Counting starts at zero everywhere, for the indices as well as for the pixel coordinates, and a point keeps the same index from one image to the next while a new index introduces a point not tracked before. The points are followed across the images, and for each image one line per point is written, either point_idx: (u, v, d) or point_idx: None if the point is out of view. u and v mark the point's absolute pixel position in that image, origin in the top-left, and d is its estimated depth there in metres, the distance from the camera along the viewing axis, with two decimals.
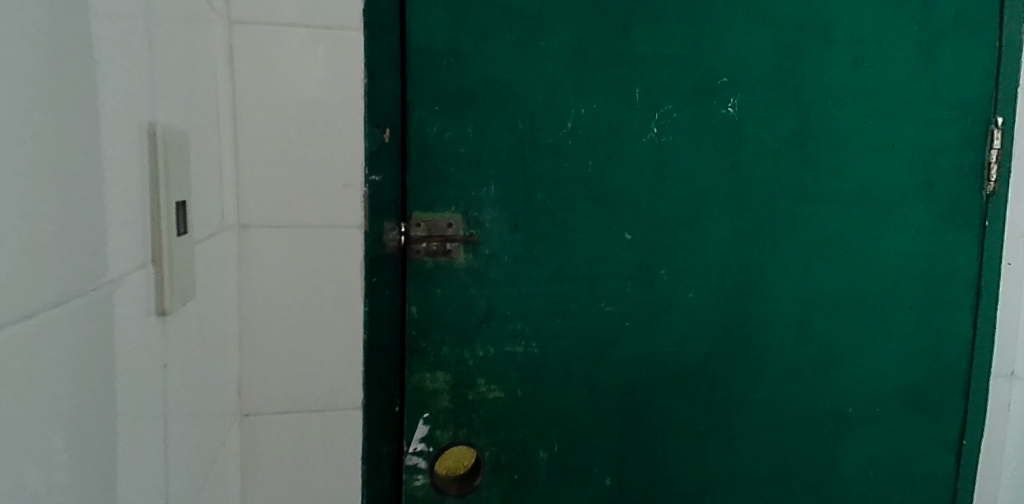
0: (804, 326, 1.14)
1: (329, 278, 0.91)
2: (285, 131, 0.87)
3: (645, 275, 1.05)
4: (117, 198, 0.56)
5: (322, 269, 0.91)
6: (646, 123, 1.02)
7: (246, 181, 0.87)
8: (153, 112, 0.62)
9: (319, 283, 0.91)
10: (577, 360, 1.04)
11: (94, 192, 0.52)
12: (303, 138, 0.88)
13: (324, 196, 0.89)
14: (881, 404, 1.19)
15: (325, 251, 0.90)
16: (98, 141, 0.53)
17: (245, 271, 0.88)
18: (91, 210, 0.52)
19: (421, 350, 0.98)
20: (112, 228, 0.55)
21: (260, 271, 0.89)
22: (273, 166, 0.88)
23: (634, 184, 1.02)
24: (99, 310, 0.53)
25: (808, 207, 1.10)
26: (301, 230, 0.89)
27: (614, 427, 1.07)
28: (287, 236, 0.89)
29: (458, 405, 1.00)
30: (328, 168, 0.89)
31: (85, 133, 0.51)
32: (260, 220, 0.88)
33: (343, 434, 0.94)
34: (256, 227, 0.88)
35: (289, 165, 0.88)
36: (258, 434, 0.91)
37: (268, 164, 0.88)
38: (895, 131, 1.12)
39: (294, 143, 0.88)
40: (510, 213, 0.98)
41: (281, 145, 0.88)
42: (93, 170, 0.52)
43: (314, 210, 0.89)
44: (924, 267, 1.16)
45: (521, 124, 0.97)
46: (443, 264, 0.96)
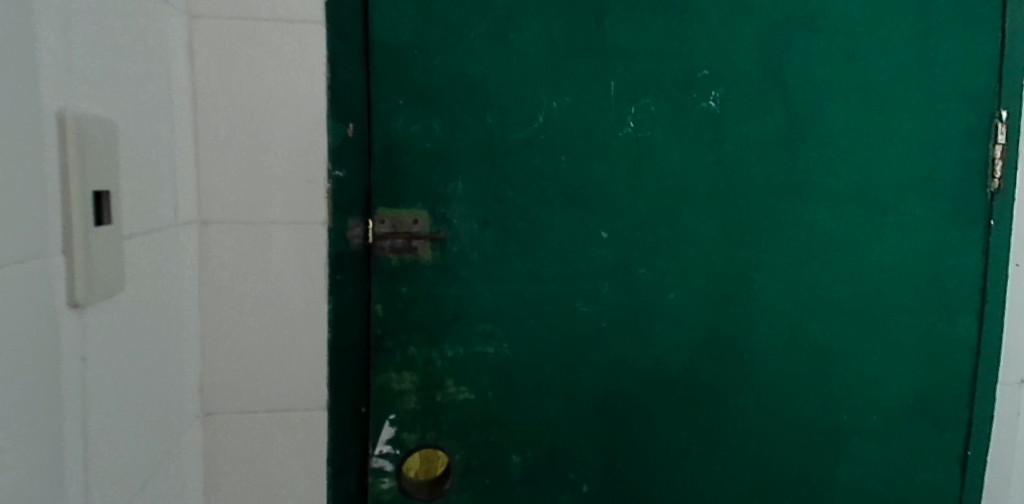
0: (794, 329, 1.09)
1: (293, 275, 0.89)
2: (248, 125, 0.86)
3: (623, 275, 1.02)
4: (56, 177, 0.56)
5: (286, 266, 0.88)
6: (622, 117, 0.98)
7: (206, 175, 0.86)
8: (68, 99, 0.57)
9: (282, 280, 0.88)
10: (551, 361, 1.01)
11: (35, 173, 0.53)
12: (265, 132, 0.86)
13: (286, 190, 0.87)
14: (880, 411, 1.13)
15: (288, 248, 0.88)
16: (36, 120, 0.53)
17: (207, 268, 0.87)
18: (33, 189, 0.53)
19: (388, 349, 0.97)
20: (53, 207, 0.55)
21: (222, 267, 0.87)
22: (235, 160, 0.86)
23: (611, 182, 0.99)
24: (27, 310, 0.52)
25: (797, 206, 1.06)
26: (263, 226, 0.87)
27: (592, 432, 1.04)
28: (251, 231, 0.87)
29: (426, 406, 0.98)
30: (292, 163, 0.87)
31: (25, 115, 0.52)
32: (222, 216, 0.87)
33: (308, 436, 0.91)
34: (219, 223, 0.87)
35: (250, 160, 0.86)
36: (222, 433, 0.90)
37: (230, 158, 0.86)
38: (890, 126, 1.07)
39: (257, 137, 0.86)
40: (480, 210, 0.95)
41: (244, 138, 0.86)
42: (26, 155, 0.52)
43: (277, 206, 0.87)
44: (923, 269, 1.11)
45: (491, 118, 0.94)
46: (409, 262, 0.95)
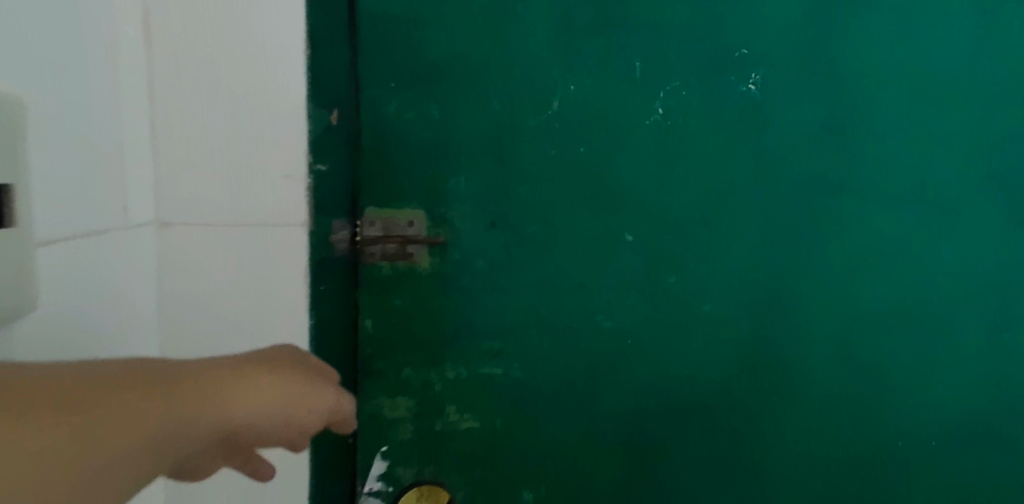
0: (845, 345, 0.95)
1: (269, 288, 0.77)
2: (212, 113, 0.73)
3: (650, 284, 0.89)
4: None
5: (260, 277, 0.76)
6: (649, 102, 0.85)
7: (165, 170, 0.74)
8: None
9: (253, 293, 0.77)
10: (568, 383, 0.89)
11: None
12: (234, 121, 0.74)
13: (260, 190, 0.75)
14: (942, 437, 0.99)
15: (261, 256, 0.76)
16: None
17: (166, 277, 0.76)
18: None
19: (378, 371, 0.84)
20: None
21: (183, 276, 0.76)
22: (198, 154, 0.74)
23: (635, 177, 0.86)
24: None
25: (845, 205, 0.91)
26: (232, 230, 0.75)
27: (614, 462, 0.92)
28: (218, 236, 0.76)
29: (424, 437, 0.86)
30: (265, 156, 0.74)
31: None
32: (184, 217, 0.75)
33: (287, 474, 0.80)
34: (180, 226, 0.75)
35: (215, 153, 0.74)
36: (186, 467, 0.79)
37: (192, 150, 0.74)
38: (961, 114, 0.91)
39: (223, 127, 0.74)
40: (486, 209, 0.83)
41: (208, 129, 0.74)
42: None
43: (247, 207, 0.75)
44: (996, 279, 0.95)
45: (497, 104, 0.81)
46: (404, 270, 0.82)
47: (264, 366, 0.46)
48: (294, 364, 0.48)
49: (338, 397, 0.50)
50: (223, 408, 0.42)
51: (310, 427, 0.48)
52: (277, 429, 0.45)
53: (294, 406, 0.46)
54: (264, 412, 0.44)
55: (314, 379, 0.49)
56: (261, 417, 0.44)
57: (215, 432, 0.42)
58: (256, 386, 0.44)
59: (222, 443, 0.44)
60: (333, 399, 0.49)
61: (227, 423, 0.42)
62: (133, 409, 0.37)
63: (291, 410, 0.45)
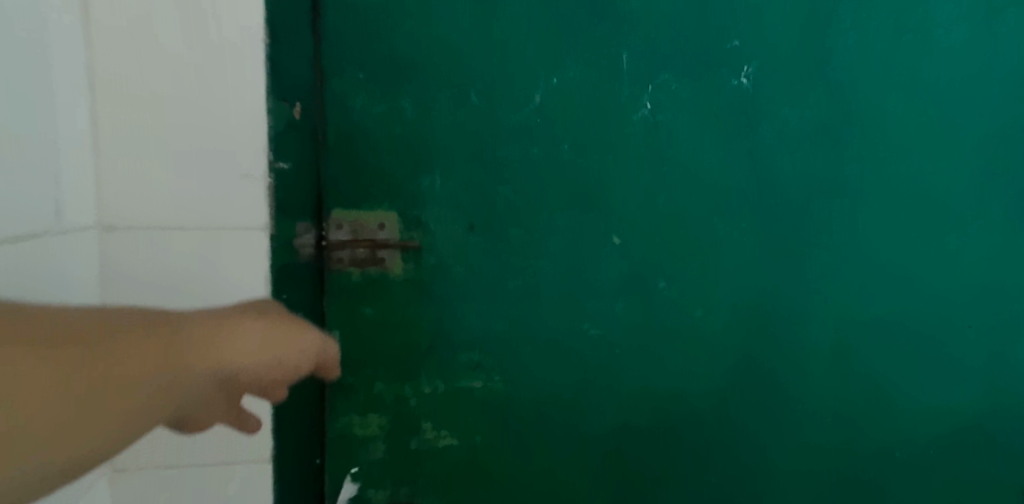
0: (842, 353, 0.90)
1: (225, 294, 0.72)
2: (160, 109, 0.68)
3: (639, 289, 0.83)
4: None
5: (216, 282, 0.71)
6: (637, 96, 0.80)
7: (109, 171, 0.69)
8: None
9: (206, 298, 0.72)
10: (553, 396, 0.83)
11: None
12: (185, 118, 0.69)
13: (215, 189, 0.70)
14: (944, 447, 0.95)
15: (216, 260, 0.71)
16: None
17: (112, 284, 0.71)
18: None
19: (348, 387, 0.78)
20: None
21: (130, 284, 0.71)
22: (145, 153, 0.69)
23: (623, 176, 0.81)
24: None
25: (842, 205, 0.87)
26: (185, 233, 0.70)
27: (602, 478, 0.87)
28: (167, 241, 0.70)
29: (398, 456, 0.80)
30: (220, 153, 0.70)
31: None
32: (131, 220, 0.70)
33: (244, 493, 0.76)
34: (126, 230, 0.70)
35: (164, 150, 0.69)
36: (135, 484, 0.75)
37: (138, 149, 0.69)
38: (958, 110, 0.87)
39: (173, 125, 0.69)
40: (464, 211, 0.77)
41: (156, 126, 0.69)
42: None
43: (200, 208, 0.70)
44: (996, 282, 0.91)
45: (475, 97, 0.75)
46: (375, 277, 0.76)
47: (248, 312, 0.50)
48: (280, 312, 0.52)
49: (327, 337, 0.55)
50: (217, 353, 0.46)
51: (301, 367, 0.52)
52: (270, 369, 0.50)
53: (284, 348, 0.50)
54: (253, 356, 0.48)
55: (301, 324, 0.53)
56: (252, 359, 0.48)
57: (208, 375, 0.46)
58: (244, 333, 0.48)
59: (225, 387, 0.48)
60: (320, 339, 0.54)
61: (219, 366, 0.47)
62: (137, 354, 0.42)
63: (279, 353, 0.50)
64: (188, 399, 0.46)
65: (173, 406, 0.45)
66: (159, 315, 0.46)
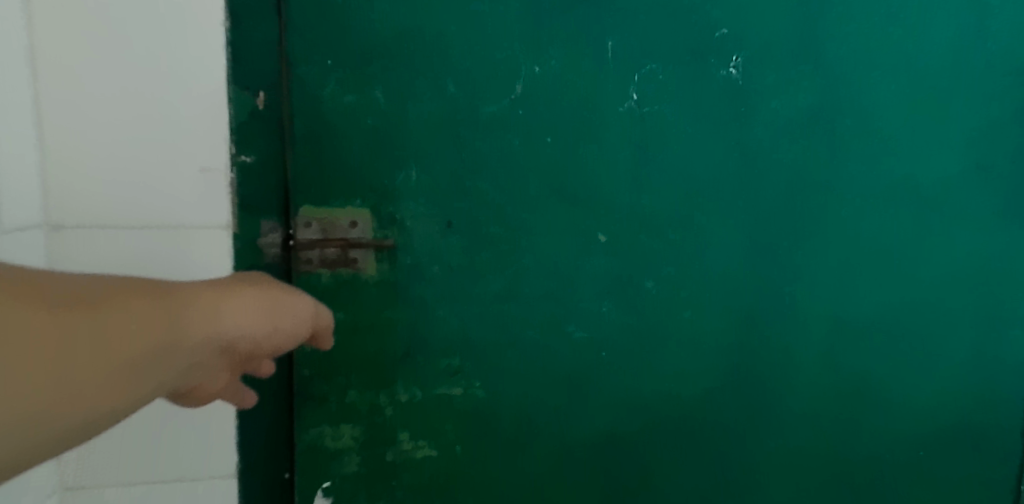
0: (833, 353, 0.87)
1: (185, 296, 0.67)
2: (111, 98, 0.63)
3: (625, 289, 0.80)
4: None
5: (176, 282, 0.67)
6: (623, 87, 0.76)
7: (55, 165, 0.64)
8: None
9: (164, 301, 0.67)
10: (536, 402, 0.79)
11: None
12: (138, 108, 0.64)
13: (172, 184, 0.65)
14: (936, 449, 0.93)
15: (176, 259, 0.66)
16: None
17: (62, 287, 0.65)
18: None
19: (318, 396, 0.73)
20: None
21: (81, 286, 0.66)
22: (95, 145, 0.64)
23: (608, 170, 0.77)
24: None
25: (833, 200, 0.84)
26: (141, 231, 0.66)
27: (587, 487, 0.83)
28: (120, 241, 0.66)
29: (373, 469, 0.76)
30: (177, 146, 0.65)
31: None
32: (81, 219, 0.65)
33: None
34: (75, 229, 0.65)
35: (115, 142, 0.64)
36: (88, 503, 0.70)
37: (87, 141, 0.64)
38: (951, 102, 0.84)
39: (125, 115, 0.64)
40: (441, 208, 0.72)
41: (106, 116, 0.64)
42: None
43: (156, 204, 0.65)
44: (987, 278, 0.89)
45: (452, 87, 0.71)
46: (346, 279, 0.71)
47: (238, 280, 0.47)
48: (267, 279, 0.50)
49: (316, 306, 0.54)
50: (213, 321, 0.44)
51: (298, 332, 0.50)
52: (268, 334, 0.47)
53: (278, 313, 0.48)
54: (251, 321, 0.46)
55: (292, 288, 0.51)
56: (248, 325, 0.46)
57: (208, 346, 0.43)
58: (236, 301, 0.46)
59: (223, 357, 0.46)
60: (311, 307, 0.52)
61: (217, 335, 0.44)
62: (140, 322, 0.39)
63: (275, 318, 0.48)
64: (187, 370, 0.43)
65: (172, 379, 0.42)
66: (151, 281, 0.42)
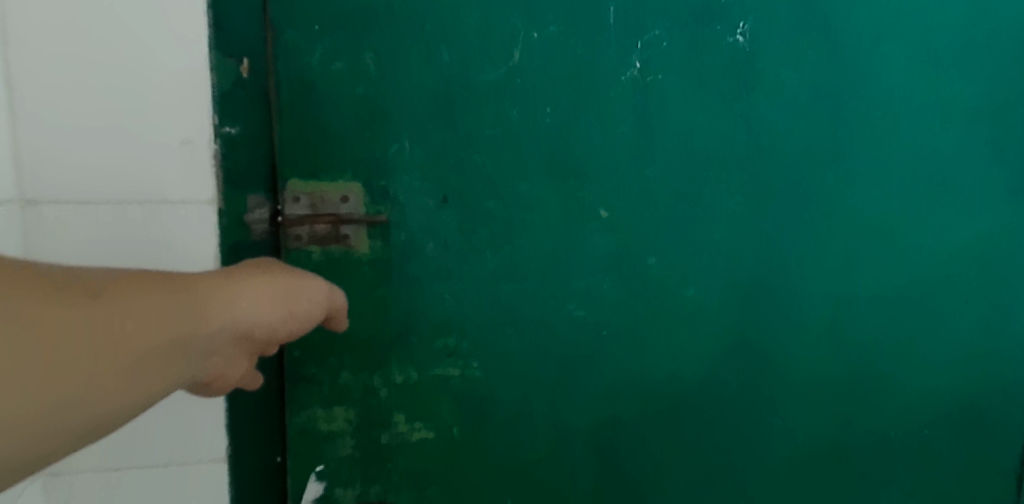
0: (839, 331, 0.85)
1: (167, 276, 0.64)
2: (86, 66, 0.60)
3: (627, 266, 0.77)
4: None
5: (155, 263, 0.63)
6: (625, 54, 0.72)
7: (28, 136, 0.60)
8: None
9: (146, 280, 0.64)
10: (535, 383, 0.77)
11: None
12: (115, 76, 0.60)
13: (154, 157, 0.62)
14: (941, 428, 0.91)
15: (153, 239, 0.63)
16: None
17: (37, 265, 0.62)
18: None
19: (310, 377, 0.71)
20: None
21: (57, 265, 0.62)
22: (70, 115, 0.60)
23: (609, 142, 0.74)
24: None
25: (842, 175, 0.81)
26: (119, 207, 0.62)
27: (587, 469, 0.81)
28: (98, 217, 0.62)
29: (368, 452, 0.74)
30: (158, 116, 0.61)
31: None
32: (57, 193, 0.61)
33: (197, 496, 0.69)
34: (50, 204, 0.62)
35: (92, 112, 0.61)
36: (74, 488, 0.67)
37: (62, 111, 0.60)
38: (968, 71, 0.81)
39: (103, 83, 0.60)
40: (436, 182, 0.69)
41: (82, 85, 0.60)
42: None
43: (137, 178, 0.62)
44: (998, 254, 0.86)
45: (446, 55, 0.68)
46: (338, 256, 0.69)
47: (249, 268, 0.51)
48: (279, 265, 0.53)
49: (330, 287, 0.56)
50: (226, 310, 0.46)
51: (312, 314, 0.52)
52: (283, 318, 0.50)
53: (289, 297, 0.50)
54: (264, 308, 0.49)
55: (300, 272, 0.53)
56: (263, 311, 0.48)
57: (229, 330, 0.47)
58: (249, 288, 0.48)
59: (244, 344, 0.48)
60: (325, 289, 0.54)
61: (233, 320, 0.47)
62: (150, 311, 0.42)
63: (287, 302, 0.50)
64: (207, 358, 0.46)
65: (191, 366, 0.45)
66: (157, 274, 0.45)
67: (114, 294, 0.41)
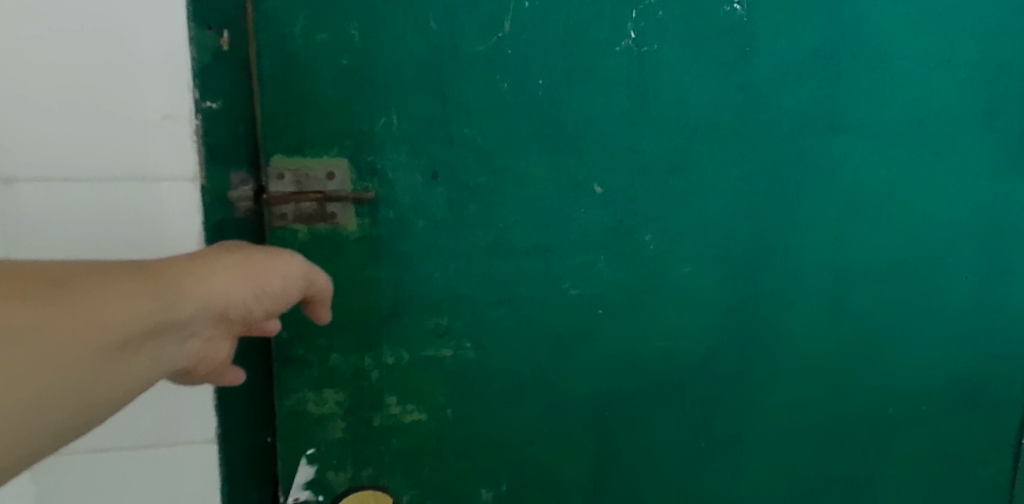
0: (837, 306, 0.83)
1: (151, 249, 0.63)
2: (61, 38, 0.58)
3: (622, 243, 0.75)
4: None
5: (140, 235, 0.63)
6: (619, 24, 0.70)
7: (3, 116, 0.59)
8: None
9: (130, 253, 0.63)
10: (530, 362, 0.75)
11: None
12: (90, 48, 0.59)
13: (135, 130, 0.61)
14: (942, 403, 0.90)
15: (136, 211, 0.62)
16: None
17: (24, 251, 0.62)
18: None
19: (299, 360, 0.69)
20: None
21: (44, 253, 0.62)
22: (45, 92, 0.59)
23: (603, 115, 0.72)
24: None
25: (841, 146, 0.79)
26: (99, 182, 0.61)
27: (584, 449, 0.80)
28: (77, 192, 0.61)
29: (359, 435, 0.72)
30: (136, 88, 0.60)
31: None
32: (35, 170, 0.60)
33: (188, 475, 0.68)
34: (27, 183, 0.60)
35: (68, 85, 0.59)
36: (62, 473, 0.66)
37: (37, 84, 0.58)
38: (970, 39, 0.78)
39: (80, 55, 0.58)
40: (425, 157, 0.67)
41: (56, 59, 0.58)
42: None
43: (116, 152, 0.61)
44: (996, 226, 0.84)
45: (434, 25, 0.65)
46: (325, 235, 0.67)
47: (220, 251, 0.49)
48: (248, 247, 0.51)
49: (307, 267, 0.55)
50: (206, 292, 0.45)
51: (287, 292, 0.52)
52: (255, 296, 0.49)
53: (265, 275, 0.49)
54: (241, 288, 0.47)
55: (274, 249, 0.52)
56: (235, 291, 0.47)
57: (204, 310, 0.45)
58: (221, 270, 0.47)
59: (219, 324, 0.47)
60: (299, 266, 0.54)
61: (207, 299, 0.45)
62: (125, 300, 0.39)
63: (260, 280, 0.49)
64: (187, 339, 0.45)
65: (171, 350, 0.44)
66: (124, 263, 0.42)
67: (80, 287, 0.38)
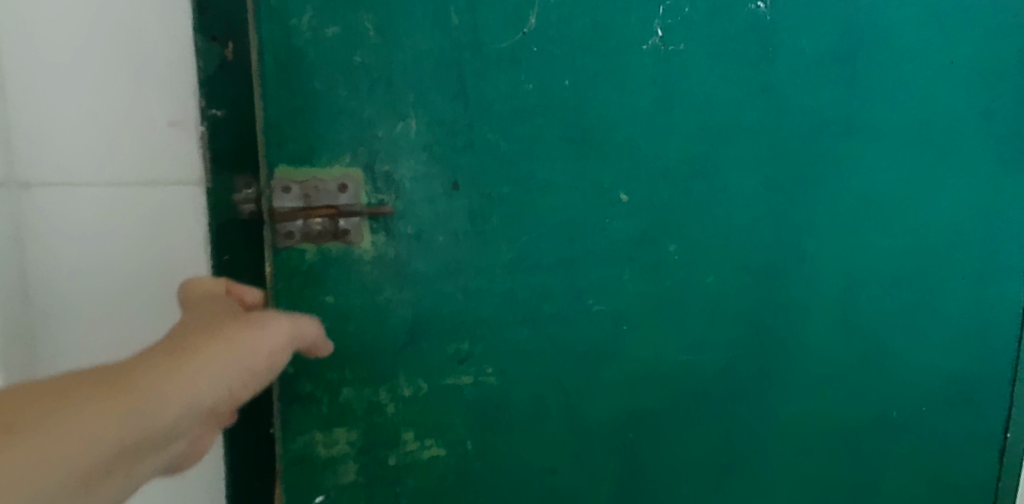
0: (846, 310, 0.76)
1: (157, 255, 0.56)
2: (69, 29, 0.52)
3: (647, 254, 0.70)
4: None
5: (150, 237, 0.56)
6: (646, 21, 0.65)
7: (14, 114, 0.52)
8: None
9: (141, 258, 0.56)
10: (553, 387, 0.70)
11: None
12: (99, 45, 0.53)
13: (145, 132, 0.54)
14: (982, 424, 0.82)
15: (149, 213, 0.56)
16: None
17: (34, 272, 0.55)
18: None
19: (306, 396, 0.63)
20: None
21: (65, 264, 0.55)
22: (51, 103, 0.53)
23: (630, 118, 0.66)
24: None
25: (853, 149, 0.71)
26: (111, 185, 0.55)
27: (608, 475, 0.75)
28: (92, 197, 0.55)
29: (372, 477, 0.67)
30: (146, 87, 0.54)
31: None
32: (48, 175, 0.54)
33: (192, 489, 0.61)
34: (42, 188, 0.54)
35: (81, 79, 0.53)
36: None
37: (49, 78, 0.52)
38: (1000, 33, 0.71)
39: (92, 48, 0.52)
40: (446, 165, 0.61)
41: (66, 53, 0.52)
42: None
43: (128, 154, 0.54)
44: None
45: (455, 19, 0.59)
46: (336, 254, 0.61)
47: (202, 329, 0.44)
48: (230, 318, 0.46)
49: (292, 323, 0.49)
50: (184, 387, 0.40)
51: (274, 366, 0.46)
52: (244, 381, 0.44)
53: (248, 352, 0.44)
54: (226, 376, 0.42)
55: (256, 316, 0.47)
56: (219, 382, 0.42)
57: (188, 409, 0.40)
58: (203, 360, 0.42)
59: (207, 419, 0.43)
60: (286, 330, 0.48)
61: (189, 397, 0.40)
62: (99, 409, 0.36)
63: (247, 362, 0.44)
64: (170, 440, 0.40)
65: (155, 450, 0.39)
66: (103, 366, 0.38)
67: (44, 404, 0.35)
